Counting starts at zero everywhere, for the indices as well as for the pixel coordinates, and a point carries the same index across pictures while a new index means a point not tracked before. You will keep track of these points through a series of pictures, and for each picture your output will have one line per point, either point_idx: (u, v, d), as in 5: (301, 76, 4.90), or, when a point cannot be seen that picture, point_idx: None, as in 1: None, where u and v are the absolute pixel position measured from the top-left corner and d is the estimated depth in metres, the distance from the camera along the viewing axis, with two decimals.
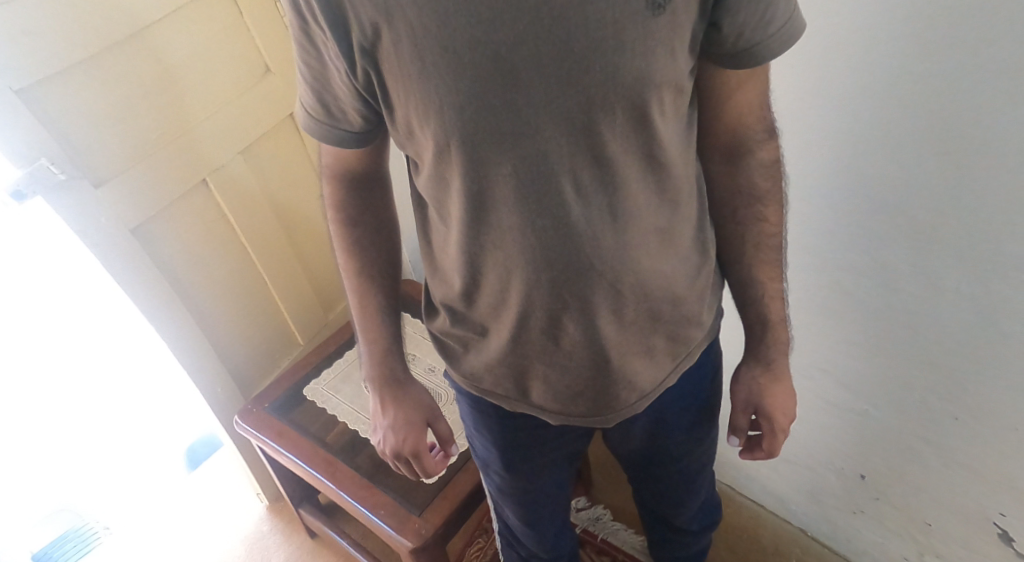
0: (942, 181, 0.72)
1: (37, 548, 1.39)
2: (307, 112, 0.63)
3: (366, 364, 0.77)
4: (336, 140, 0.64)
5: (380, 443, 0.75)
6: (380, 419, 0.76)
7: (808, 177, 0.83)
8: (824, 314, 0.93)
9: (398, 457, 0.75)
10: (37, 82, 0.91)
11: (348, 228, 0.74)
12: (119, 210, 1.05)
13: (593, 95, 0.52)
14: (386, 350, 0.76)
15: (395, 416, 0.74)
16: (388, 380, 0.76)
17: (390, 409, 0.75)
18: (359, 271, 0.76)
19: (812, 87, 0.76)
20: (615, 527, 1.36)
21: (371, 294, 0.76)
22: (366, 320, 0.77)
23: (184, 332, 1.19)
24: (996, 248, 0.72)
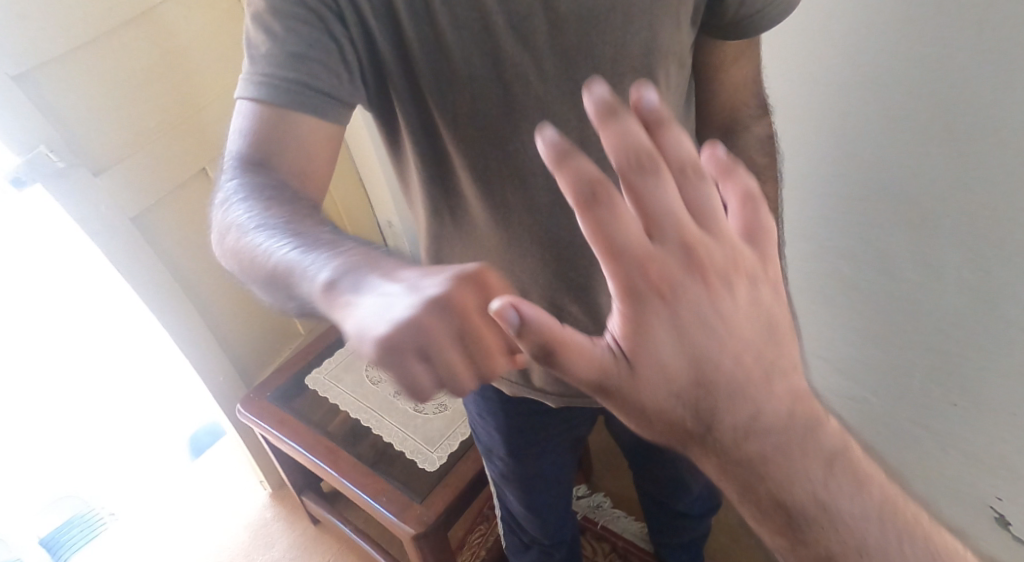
0: (941, 167, 0.72)
1: (44, 534, 1.40)
2: (258, 78, 0.50)
3: (322, 261, 0.40)
4: (299, 109, 0.51)
5: (443, 292, 0.33)
6: (391, 279, 0.36)
7: (802, 161, 0.84)
8: (822, 298, 0.94)
9: (469, 290, 0.34)
10: (35, 68, 0.91)
11: (256, 170, 0.50)
12: (120, 197, 1.04)
13: (601, 71, 0.60)
14: (346, 236, 0.44)
15: (381, 260, 0.39)
16: (364, 247, 0.41)
17: (389, 260, 0.39)
18: (274, 203, 0.48)
19: (803, 74, 0.77)
20: (615, 515, 1.36)
21: (284, 201, 0.48)
22: (299, 233, 0.44)
23: (188, 320, 1.19)
24: (996, 237, 0.72)
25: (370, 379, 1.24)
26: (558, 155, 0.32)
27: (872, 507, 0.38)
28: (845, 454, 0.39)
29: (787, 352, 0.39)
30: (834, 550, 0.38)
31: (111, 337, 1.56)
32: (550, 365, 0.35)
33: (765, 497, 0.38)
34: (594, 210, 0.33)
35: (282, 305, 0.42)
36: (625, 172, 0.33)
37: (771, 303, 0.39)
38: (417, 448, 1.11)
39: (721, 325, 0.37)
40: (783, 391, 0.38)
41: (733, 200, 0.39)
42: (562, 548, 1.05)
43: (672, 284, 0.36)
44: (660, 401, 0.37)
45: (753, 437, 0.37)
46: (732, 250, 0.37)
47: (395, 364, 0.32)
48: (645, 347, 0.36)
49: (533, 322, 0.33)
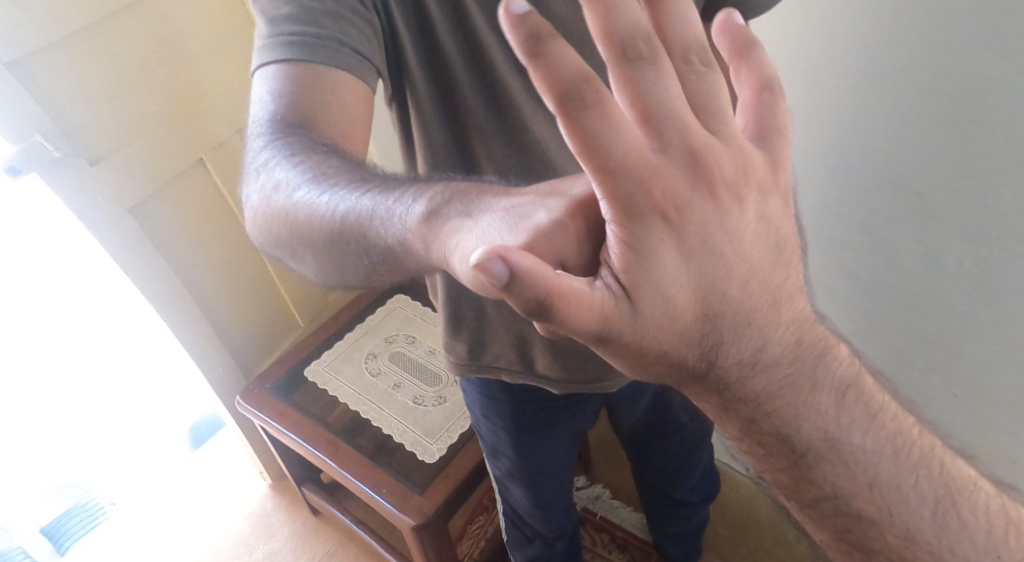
0: (953, 162, 0.73)
1: (46, 522, 1.41)
2: (286, 39, 0.50)
3: (401, 204, 0.41)
4: (335, 63, 0.50)
5: (561, 215, 0.35)
6: (501, 209, 0.36)
7: (806, 154, 0.86)
8: (831, 289, 0.95)
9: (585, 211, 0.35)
10: (29, 55, 0.89)
11: (289, 129, 0.50)
12: (116, 188, 1.03)
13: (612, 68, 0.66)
14: (409, 176, 0.45)
15: (472, 198, 0.39)
16: (434, 181, 0.43)
17: (474, 188, 0.40)
18: (316, 155, 0.47)
19: (806, 69, 0.80)
20: (614, 505, 1.37)
21: (334, 155, 0.48)
22: (361, 181, 0.45)
23: (186, 313, 1.18)
24: (1003, 232, 0.73)
25: (370, 370, 1.23)
26: (527, 42, 0.31)
27: (881, 435, 0.40)
28: (855, 385, 0.40)
29: (791, 276, 0.39)
30: (838, 484, 0.39)
31: (108, 328, 1.54)
32: (547, 319, 0.32)
33: (769, 433, 0.39)
34: (580, 114, 0.32)
35: (366, 255, 0.44)
36: (620, 65, 0.33)
37: (780, 219, 0.38)
38: (417, 440, 1.10)
39: (732, 255, 0.36)
40: (789, 321, 0.39)
41: (747, 96, 0.39)
42: (563, 540, 1.06)
43: (677, 206, 0.34)
44: (667, 342, 0.36)
45: (759, 372, 0.38)
46: (737, 150, 0.36)
47: (531, 295, 0.30)
48: (649, 283, 0.34)
49: (525, 273, 0.30)
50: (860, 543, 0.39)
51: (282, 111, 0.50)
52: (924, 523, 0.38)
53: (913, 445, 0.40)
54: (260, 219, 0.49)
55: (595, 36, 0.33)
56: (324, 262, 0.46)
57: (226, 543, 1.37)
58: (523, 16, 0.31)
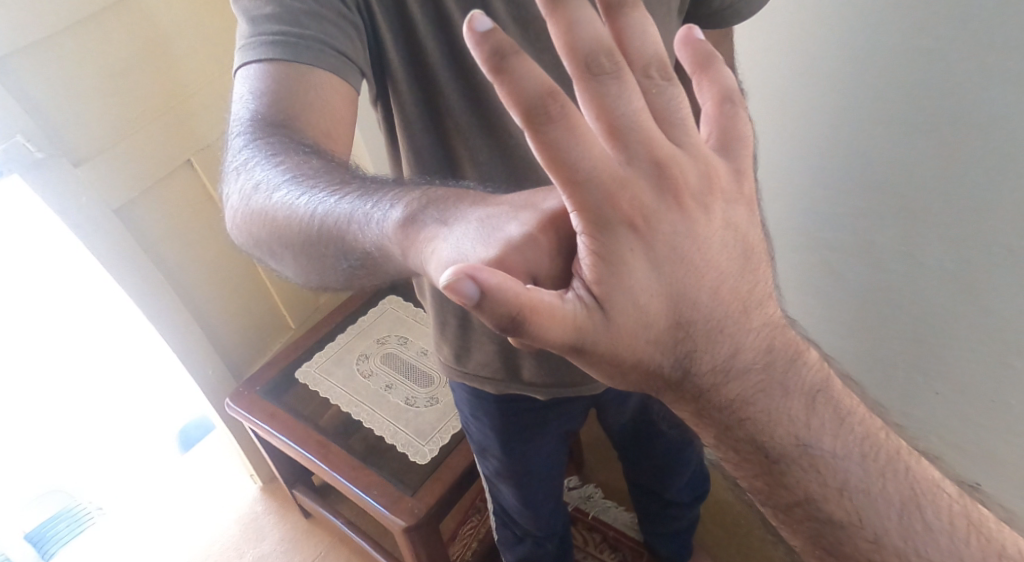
0: (926, 161, 0.76)
1: (30, 529, 1.39)
2: (268, 38, 0.49)
3: (378, 209, 0.41)
4: (318, 63, 0.50)
5: (532, 228, 0.35)
6: (472, 223, 0.36)
7: (793, 150, 0.90)
8: (812, 287, 0.99)
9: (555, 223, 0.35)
10: (10, 56, 0.88)
11: (270, 128, 0.49)
12: (101, 190, 1.02)
13: None
14: (390, 179, 0.45)
15: (453, 204, 0.39)
16: (414, 185, 0.43)
17: (454, 194, 0.40)
18: (297, 156, 0.47)
19: (792, 67, 0.84)
20: (606, 506, 1.37)
21: (316, 157, 0.47)
22: (342, 183, 0.45)
23: (174, 315, 1.17)
24: (972, 229, 0.75)
25: (361, 371, 1.23)
26: (490, 56, 0.31)
27: (855, 440, 0.38)
28: (826, 391, 0.38)
29: (760, 283, 0.38)
30: (812, 490, 0.37)
31: (98, 331, 1.54)
32: (520, 334, 0.32)
33: (743, 438, 0.38)
34: (544, 126, 0.32)
35: (344, 260, 0.43)
36: (584, 78, 0.33)
37: (745, 226, 0.38)
38: (408, 441, 1.10)
39: (702, 260, 0.35)
40: (760, 326, 0.38)
41: (710, 108, 0.39)
42: (553, 540, 1.06)
43: (646, 216, 0.34)
44: (640, 351, 0.36)
45: (731, 379, 0.37)
46: (696, 163, 0.35)
47: (504, 305, 0.31)
48: (621, 291, 0.34)
49: (494, 289, 0.30)
50: (833, 549, 0.37)
51: (262, 109, 0.50)
52: (893, 526, 0.37)
53: (881, 447, 0.38)
54: (240, 218, 0.48)
55: (558, 49, 0.33)
56: (302, 265, 0.45)
57: (216, 545, 1.37)
58: (485, 31, 0.31)
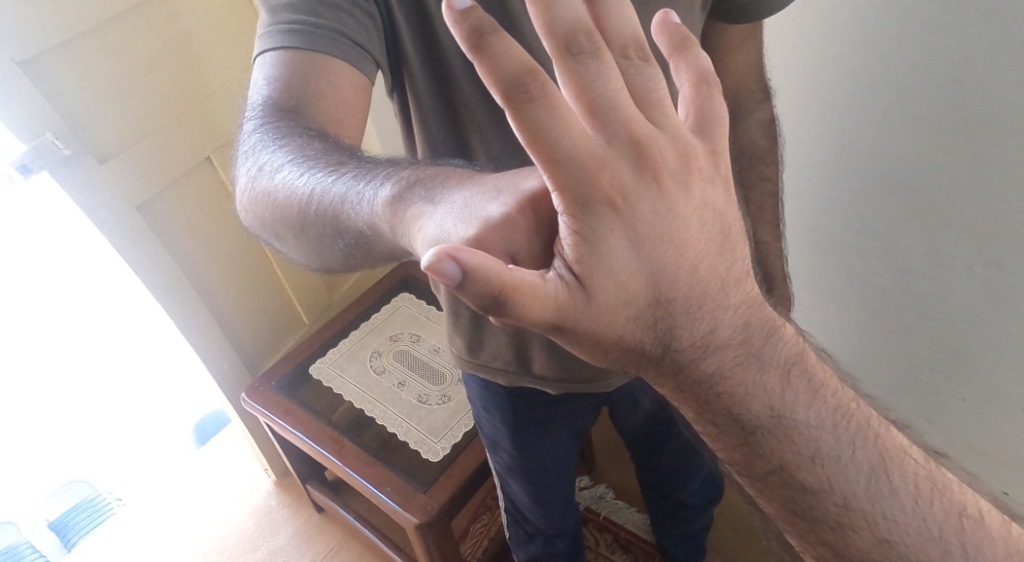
0: (953, 162, 0.80)
1: (53, 518, 1.44)
2: (285, 27, 0.51)
3: (369, 189, 0.43)
4: (331, 52, 0.51)
5: (513, 209, 0.36)
6: (455, 203, 0.38)
7: (807, 150, 0.93)
8: (817, 278, 1.03)
9: (534, 206, 0.36)
10: (40, 54, 0.91)
11: (277, 111, 0.51)
12: (126, 187, 1.05)
13: None
14: (387, 160, 0.46)
15: (442, 182, 0.40)
16: (407, 165, 0.44)
17: (442, 173, 0.41)
18: (301, 139, 0.48)
19: (808, 70, 0.87)
20: (618, 506, 1.36)
21: (320, 138, 0.49)
22: (340, 164, 0.46)
23: (192, 309, 1.19)
24: (1002, 224, 0.79)
25: (374, 367, 1.24)
26: (471, 34, 0.33)
27: (827, 410, 0.41)
28: (799, 362, 0.41)
29: (737, 260, 0.41)
30: (786, 459, 0.40)
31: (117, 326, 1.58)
32: (502, 312, 0.33)
33: (721, 411, 0.41)
34: (526, 105, 0.33)
35: (341, 239, 0.45)
36: (563, 58, 0.34)
37: (725, 207, 0.40)
38: (420, 439, 1.11)
39: (680, 240, 0.37)
40: (738, 304, 0.40)
41: (687, 91, 0.40)
42: (564, 538, 1.06)
43: (626, 197, 0.35)
44: (622, 328, 0.37)
45: (710, 353, 0.40)
46: (677, 141, 0.37)
47: (484, 287, 0.32)
48: (602, 270, 0.35)
49: (476, 271, 0.31)
50: (803, 512, 0.41)
51: (272, 95, 0.51)
52: (860, 491, 0.40)
53: (852, 417, 0.41)
54: (248, 202, 0.49)
55: (538, 31, 0.35)
56: (302, 244, 0.47)
57: (231, 539, 1.36)
58: (465, 9, 0.32)
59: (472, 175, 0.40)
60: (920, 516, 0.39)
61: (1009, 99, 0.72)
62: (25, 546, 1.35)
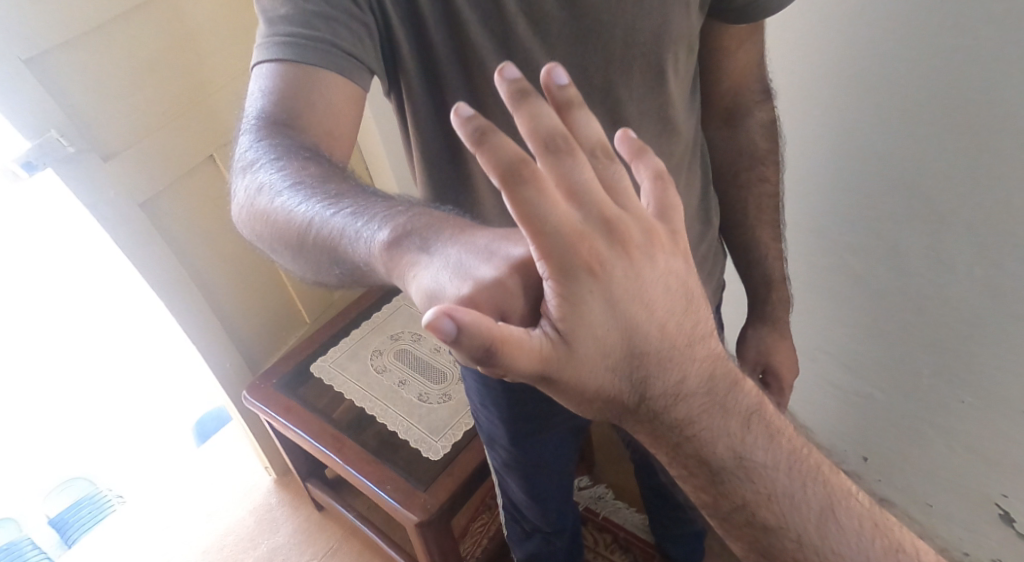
0: (957, 165, 0.78)
1: (53, 514, 1.45)
2: (280, 38, 0.50)
3: (367, 226, 0.43)
4: (325, 66, 0.51)
5: (509, 273, 0.36)
6: (452, 258, 0.38)
7: (806, 154, 0.92)
8: (815, 285, 1.03)
9: (523, 271, 0.37)
10: (46, 50, 0.91)
11: (278, 132, 0.50)
12: (129, 184, 1.05)
13: (614, 51, 0.63)
14: (389, 196, 0.46)
15: (441, 231, 0.40)
16: (405, 206, 0.44)
17: (438, 221, 0.41)
18: (302, 165, 0.48)
19: (810, 69, 0.86)
20: (617, 506, 1.37)
21: (320, 165, 0.49)
22: (339, 196, 0.46)
23: (195, 306, 1.20)
24: (1008, 229, 0.78)
25: (375, 366, 1.25)
26: (473, 134, 0.34)
27: (782, 454, 0.42)
28: (759, 412, 0.42)
29: (703, 320, 0.41)
30: (746, 497, 0.41)
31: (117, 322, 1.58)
32: (492, 364, 0.34)
33: (691, 455, 0.42)
34: (518, 187, 0.34)
35: (335, 267, 0.45)
36: (543, 156, 0.36)
37: (687, 276, 0.40)
38: (421, 438, 1.11)
39: (649, 301, 0.38)
40: (704, 357, 0.41)
41: (647, 185, 0.40)
42: (562, 537, 1.06)
43: (603, 262, 0.36)
44: (601, 381, 0.38)
45: (681, 402, 0.40)
46: (644, 228, 0.38)
47: (474, 343, 0.33)
48: (582, 328, 0.36)
49: (469, 327, 0.32)
50: (766, 548, 0.42)
51: (269, 107, 0.51)
52: (811, 525, 0.41)
53: (804, 461, 0.43)
54: (245, 216, 0.50)
55: (521, 133, 0.36)
56: (297, 264, 0.47)
57: (231, 535, 1.36)
58: (468, 115, 0.34)
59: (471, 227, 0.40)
60: (863, 552, 0.41)
61: (1015, 103, 0.71)
62: (26, 542, 1.35)
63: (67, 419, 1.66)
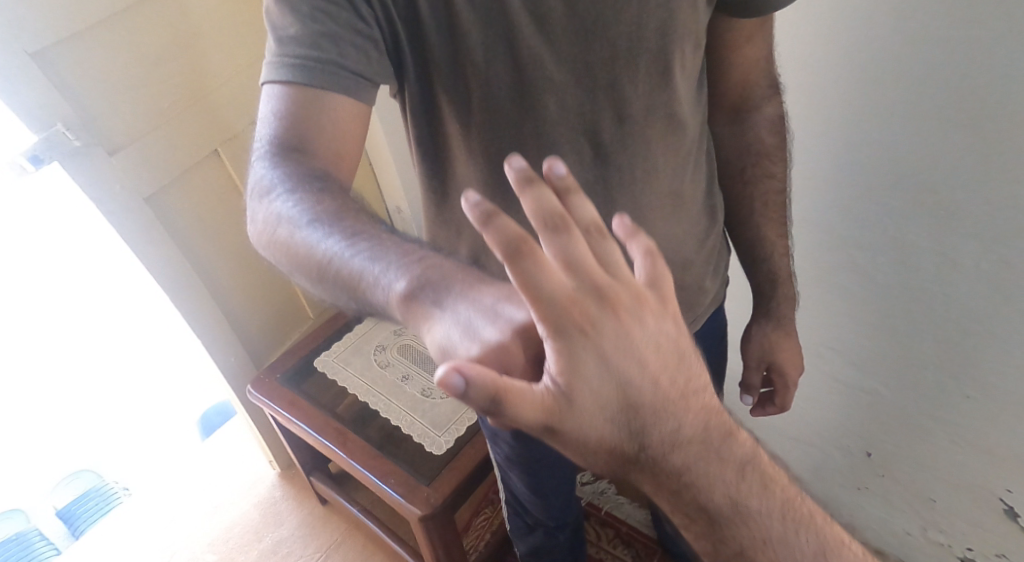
0: (964, 161, 0.78)
1: (61, 505, 1.46)
2: (288, 58, 0.50)
3: (383, 271, 0.43)
4: (332, 89, 0.50)
5: (512, 338, 0.37)
6: (462, 314, 0.39)
7: (811, 151, 0.92)
8: (818, 284, 1.02)
9: (526, 333, 0.38)
10: (52, 44, 0.92)
11: (293, 163, 0.51)
12: (135, 178, 1.05)
13: (619, 52, 0.61)
14: (405, 240, 0.46)
15: (456, 284, 0.40)
16: (421, 252, 0.44)
17: (454, 274, 0.41)
18: (319, 200, 0.48)
19: (817, 66, 0.84)
20: (620, 501, 1.37)
21: (335, 201, 0.49)
22: (355, 235, 0.46)
23: (200, 300, 1.20)
24: (1015, 224, 0.78)
25: (380, 362, 1.25)
26: (480, 214, 0.35)
27: (775, 505, 0.42)
28: (754, 462, 0.42)
29: (696, 373, 0.41)
30: (744, 543, 0.42)
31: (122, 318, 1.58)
32: (496, 414, 0.35)
33: (689, 503, 0.41)
34: (517, 261, 0.36)
35: (349, 304, 0.46)
36: (544, 233, 0.36)
37: (680, 335, 0.40)
38: (425, 432, 1.11)
39: (640, 357, 0.38)
40: (700, 407, 0.41)
41: (642, 261, 0.39)
42: (565, 530, 1.06)
43: (594, 323, 0.37)
44: (599, 431, 0.38)
45: (678, 451, 0.40)
46: (637, 295, 0.38)
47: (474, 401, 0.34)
48: (579, 382, 0.37)
49: (476, 382, 0.34)
50: None
51: (284, 135, 0.51)
52: None
53: (796, 510, 0.43)
54: (260, 243, 0.50)
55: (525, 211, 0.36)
56: (312, 295, 0.48)
57: (236, 528, 1.37)
58: (475, 200, 0.35)
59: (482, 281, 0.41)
60: None
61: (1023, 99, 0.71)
62: (34, 533, 1.37)
63: (71, 414, 1.66)
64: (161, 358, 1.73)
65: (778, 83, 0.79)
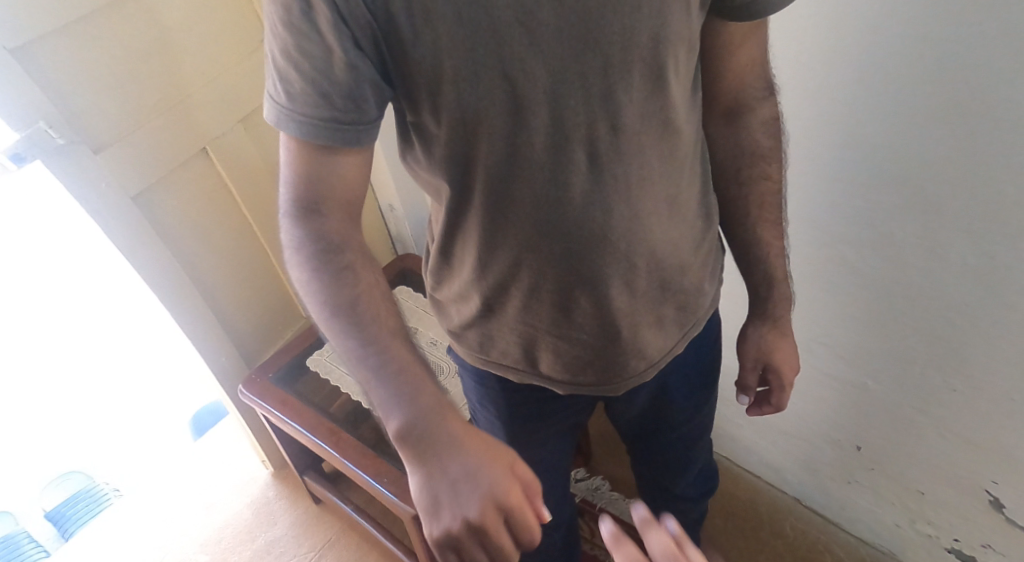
0: (951, 162, 0.79)
1: (50, 508, 1.45)
2: (287, 111, 0.50)
3: (385, 402, 0.51)
4: (327, 145, 0.50)
5: (453, 526, 0.46)
6: (427, 487, 0.48)
7: (806, 151, 0.91)
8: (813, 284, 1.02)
9: (469, 527, 0.46)
10: (32, 41, 0.90)
11: (314, 250, 0.52)
12: (120, 176, 1.04)
13: (611, 56, 0.55)
14: (414, 363, 0.52)
15: (442, 453, 0.48)
16: (423, 387, 0.51)
17: (447, 440, 0.49)
18: (339, 296, 0.52)
19: (815, 65, 0.83)
20: (614, 498, 1.38)
21: (355, 298, 0.53)
22: (369, 344, 0.52)
23: (188, 299, 1.19)
24: (1004, 222, 0.78)
25: None
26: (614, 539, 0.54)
27: None
28: None
29: None
30: None
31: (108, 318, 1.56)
32: None
33: None
34: None
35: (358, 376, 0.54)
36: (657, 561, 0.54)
37: None
38: None
39: None
40: None
41: None
42: (560, 529, 1.06)
43: None
44: None
45: None
46: None
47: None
48: None
49: None
50: None
51: (300, 201, 0.52)
52: None
53: None
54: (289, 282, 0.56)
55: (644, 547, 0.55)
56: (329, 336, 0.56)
57: (229, 528, 1.36)
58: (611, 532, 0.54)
59: (460, 459, 0.48)
60: None
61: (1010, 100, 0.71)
62: (23, 535, 1.37)
63: (61, 414, 1.66)
64: (151, 357, 1.72)
65: (771, 84, 0.78)
